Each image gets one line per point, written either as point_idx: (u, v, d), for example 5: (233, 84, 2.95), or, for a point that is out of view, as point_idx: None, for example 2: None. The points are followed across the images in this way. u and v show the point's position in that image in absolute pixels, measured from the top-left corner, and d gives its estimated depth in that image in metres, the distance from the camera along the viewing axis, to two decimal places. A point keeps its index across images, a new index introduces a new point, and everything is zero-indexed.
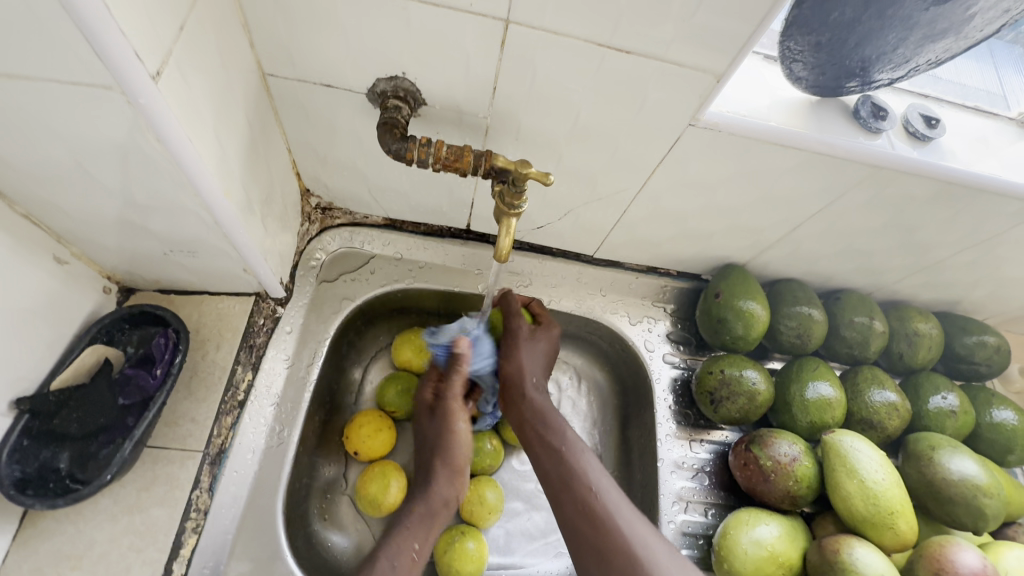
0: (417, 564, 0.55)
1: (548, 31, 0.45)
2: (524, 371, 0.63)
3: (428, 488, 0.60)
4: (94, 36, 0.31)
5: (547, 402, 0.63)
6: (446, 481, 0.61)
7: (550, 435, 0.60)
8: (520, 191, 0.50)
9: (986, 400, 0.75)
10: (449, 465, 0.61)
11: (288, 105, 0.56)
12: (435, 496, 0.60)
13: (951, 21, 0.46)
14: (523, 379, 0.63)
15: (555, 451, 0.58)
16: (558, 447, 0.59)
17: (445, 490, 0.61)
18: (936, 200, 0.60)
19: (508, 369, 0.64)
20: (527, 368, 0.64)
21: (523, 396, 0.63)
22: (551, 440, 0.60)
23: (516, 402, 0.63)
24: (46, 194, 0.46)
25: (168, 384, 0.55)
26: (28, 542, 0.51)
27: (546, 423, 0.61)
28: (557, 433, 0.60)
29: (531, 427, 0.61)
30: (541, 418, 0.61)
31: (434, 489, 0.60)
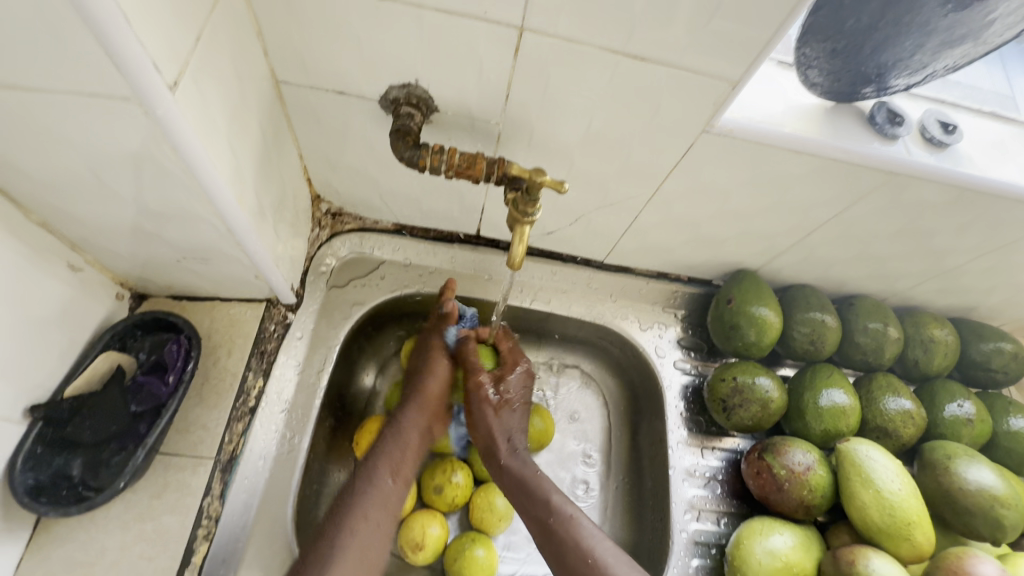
0: (398, 484, 0.57)
1: (562, 38, 0.45)
2: (484, 403, 0.61)
3: (402, 421, 0.61)
4: (113, 48, 0.31)
5: (526, 464, 0.61)
6: (417, 412, 0.62)
7: (536, 502, 0.57)
8: (534, 199, 0.49)
9: (1002, 408, 0.74)
10: (421, 399, 0.62)
11: (300, 112, 0.56)
12: (406, 429, 0.61)
13: (969, 27, 0.46)
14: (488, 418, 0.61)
15: (543, 522, 0.56)
16: (544, 514, 0.56)
17: (416, 423, 0.61)
18: (954, 206, 0.59)
19: (490, 452, 0.61)
20: (500, 433, 0.61)
21: (502, 466, 0.61)
22: (535, 509, 0.57)
23: (502, 476, 0.61)
24: (60, 203, 0.46)
25: (180, 393, 0.55)
26: (41, 549, 0.51)
27: (528, 491, 0.58)
28: (539, 501, 0.57)
29: (517, 497, 0.59)
30: (524, 488, 0.59)
31: (405, 423, 0.61)
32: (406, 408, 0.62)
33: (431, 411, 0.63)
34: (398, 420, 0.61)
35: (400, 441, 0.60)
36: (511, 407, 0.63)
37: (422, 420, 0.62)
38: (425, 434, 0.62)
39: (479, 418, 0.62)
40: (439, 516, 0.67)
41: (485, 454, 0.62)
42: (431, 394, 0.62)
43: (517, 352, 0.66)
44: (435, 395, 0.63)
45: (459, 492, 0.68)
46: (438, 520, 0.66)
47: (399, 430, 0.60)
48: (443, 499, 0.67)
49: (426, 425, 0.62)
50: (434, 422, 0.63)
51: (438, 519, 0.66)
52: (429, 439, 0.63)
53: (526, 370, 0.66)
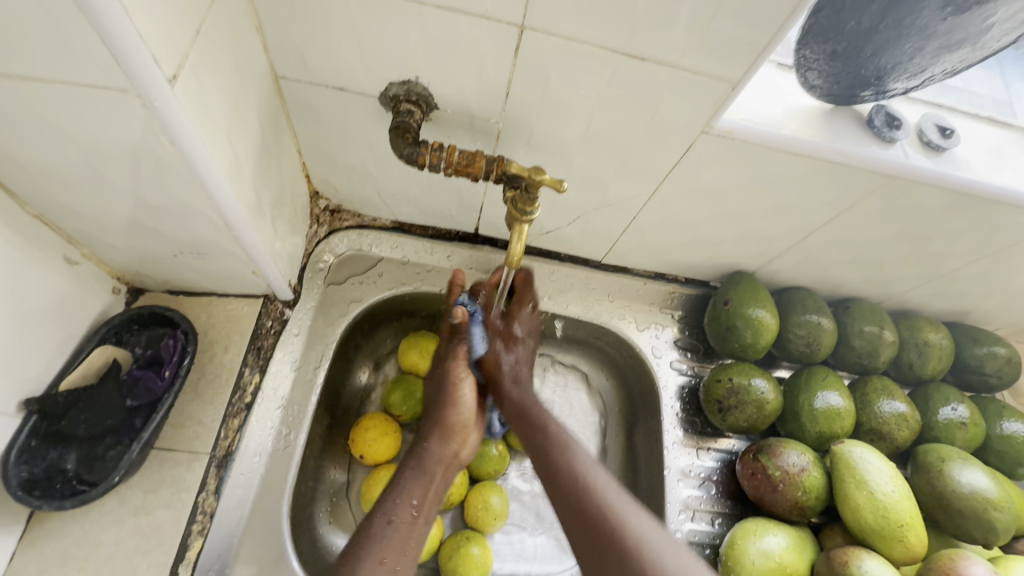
0: (419, 520, 0.53)
1: (562, 37, 0.45)
2: (489, 358, 0.63)
3: (428, 454, 0.58)
4: (112, 40, 0.31)
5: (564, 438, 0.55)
6: (440, 442, 0.59)
7: (568, 481, 0.51)
8: (533, 198, 0.49)
9: (996, 412, 0.74)
10: (445, 427, 0.60)
11: (299, 107, 0.56)
12: (432, 462, 0.58)
13: (968, 31, 0.46)
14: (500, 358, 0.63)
15: (572, 488, 0.50)
16: (578, 489, 0.50)
17: (442, 453, 0.59)
18: (950, 210, 0.59)
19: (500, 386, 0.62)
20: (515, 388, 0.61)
21: (533, 434, 0.57)
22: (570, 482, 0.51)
23: (532, 441, 0.57)
24: (58, 196, 0.46)
25: (176, 386, 0.55)
26: (35, 543, 0.51)
27: (566, 459, 0.53)
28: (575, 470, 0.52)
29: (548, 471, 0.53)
30: (557, 461, 0.53)
31: (432, 453, 0.58)
32: (432, 440, 0.59)
33: (457, 438, 0.61)
34: (425, 453, 0.58)
35: (424, 470, 0.56)
36: (524, 375, 0.62)
37: (448, 449, 0.59)
38: (452, 461, 0.60)
39: (497, 389, 0.62)
40: (434, 514, 0.67)
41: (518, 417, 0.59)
42: (456, 424, 0.61)
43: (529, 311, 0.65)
44: (461, 423, 0.61)
45: (454, 490, 0.68)
46: (433, 518, 0.66)
47: (423, 458, 0.58)
48: None
49: (451, 453, 0.60)
50: (460, 450, 0.61)
51: (432, 517, 0.66)
52: (455, 465, 0.60)
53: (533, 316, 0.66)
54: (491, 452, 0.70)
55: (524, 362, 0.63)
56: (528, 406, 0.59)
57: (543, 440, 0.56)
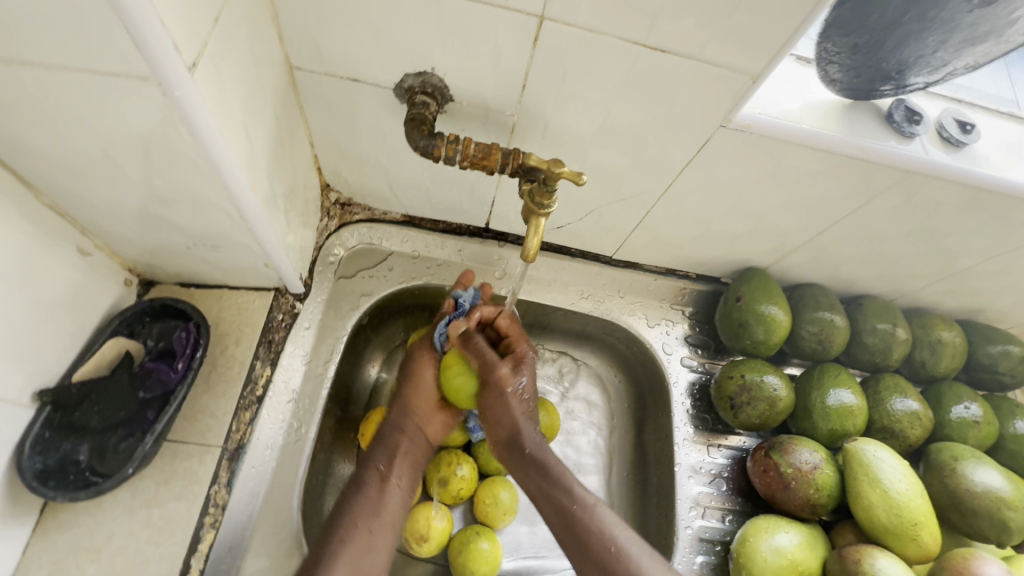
0: (388, 486, 0.59)
1: (581, 28, 0.44)
2: (507, 394, 0.58)
3: (391, 426, 0.62)
4: (134, 27, 0.31)
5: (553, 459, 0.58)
6: (405, 416, 0.63)
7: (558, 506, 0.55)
8: (551, 190, 0.49)
9: (1009, 411, 0.74)
10: (411, 398, 0.63)
11: (312, 99, 0.55)
12: (394, 430, 0.62)
13: (993, 24, 0.45)
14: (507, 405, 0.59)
15: (571, 523, 0.53)
16: (566, 507, 0.54)
17: (408, 423, 0.63)
18: (968, 206, 0.59)
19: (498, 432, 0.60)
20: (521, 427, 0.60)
21: (527, 454, 0.59)
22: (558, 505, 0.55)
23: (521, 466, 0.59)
24: (73, 186, 0.46)
25: (189, 379, 0.55)
26: (48, 533, 0.51)
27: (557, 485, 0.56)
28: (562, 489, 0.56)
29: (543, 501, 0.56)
30: (552, 486, 0.56)
31: (393, 426, 0.62)
32: (394, 411, 0.63)
33: (421, 411, 0.64)
34: (388, 428, 0.63)
35: (389, 446, 0.61)
36: (526, 401, 0.60)
37: (410, 421, 0.63)
38: (418, 438, 0.63)
39: (501, 410, 0.59)
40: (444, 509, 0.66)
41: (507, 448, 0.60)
42: (419, 399, 0.63)
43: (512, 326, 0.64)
44: (422, 396, 0.63)
45: (464, 485, 0.68)
46: (443, 513, 0.66)
47: (387, 431, 0.62)
48: (449, 491, 0.67)
49: (415, 426, 0.63)
50: (427, 422, 0.64)
51: (443, 512, 0.66)
52: (422, 439, 0.64)
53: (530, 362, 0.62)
54: None
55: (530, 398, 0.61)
56: (519, 439, 0.60)
57: (534, 461, 0.58)
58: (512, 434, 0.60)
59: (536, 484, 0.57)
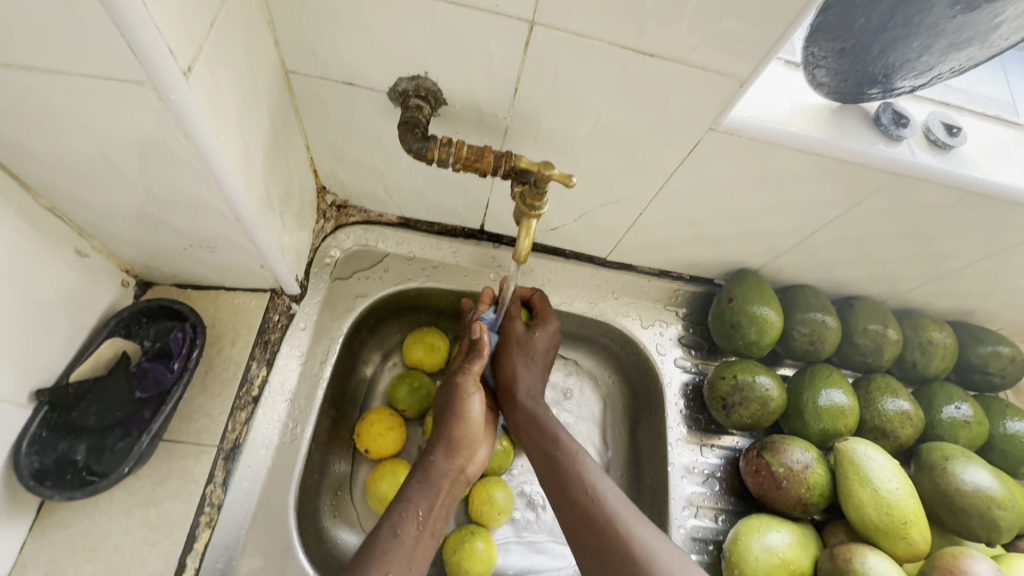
0: (424, 532, 0.52)
1: (572, 33, 0.45)
2: (519, 347, 0.64)
3: (437, 467, 0.57)
4: (129, 33, 0.31)
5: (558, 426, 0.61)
6: (446, 456, 0.58)
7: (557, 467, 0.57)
8: (542, 192, 0.50)
9: (999, 411, 0.74)
10: (450, 438, 0.59)
11: (308, 102, 0.56)
12: (438, 474, 0.57)
13: (977, 29, 0.46)
14: (519, 374, 0.64)
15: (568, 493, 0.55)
16: (571, 475, 0.56)
17: (447, 467, 0.58)
18: (956, 208, 0.59)
19: (511, 395, 0.64)
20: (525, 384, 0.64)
21: (535, 441, 0.60)
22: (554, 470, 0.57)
23: (532, 427, 0.61)
24: (71, 189, 0.46)
25: (185, 379, 0.55)
26: (45, 532, 0.51)
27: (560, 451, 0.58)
28: (568, 459, 0.57)
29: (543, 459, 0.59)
30: (559, 468, 0.57)
31: (437, 466, 0.57)
32: (438, 454, 0.58)
33: (464, 454, 0.59)
34: (430, 465, 0.57)
35: (429, 476, 0.56)
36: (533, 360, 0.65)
37: (454, 464, 0.58)
38: (456, 476, 0.58)
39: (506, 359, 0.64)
40: None
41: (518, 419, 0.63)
42: (463, 435, 0.59)
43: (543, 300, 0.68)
44: (465, 433, 0.59)
45: None
46: None
47: (428, 471, 0.57)
48: None
49: (459, 468, 0.58)
50: (469, 463, 0.60)
51: None
52: (461, 477, 0.59)
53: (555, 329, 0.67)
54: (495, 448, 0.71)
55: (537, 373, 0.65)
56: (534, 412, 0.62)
57: (546, 437, 0.60)
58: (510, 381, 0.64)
59: (545, 470, 0.58)
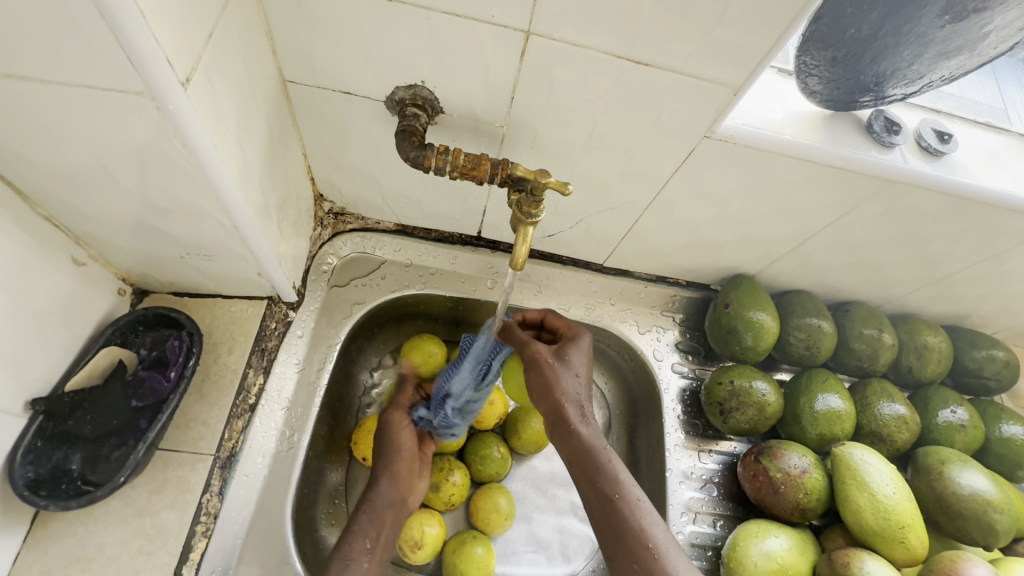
0: (374, 557, 0.55)
1: (567, 43, 0.45)
2: (548, 362, 0.59)
3: (377, 493, 0.60)
4: (128, 43, 0.32)
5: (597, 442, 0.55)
6: (390, 484, 0.60)
7: (598, 482, 0.53)
8: (538, 200, 0.50)
9: (994, 414, 0.75)
10: (393, 464, 0.62)
11: (306, 111, 0.56)
12: (381, 501, 0.59)
13: (965, 38, 0.47)
14: (563, 385, 0.57)
15: (600, 491, 0.52)
16: (609, 490, 0.52)
17: (389, 491, 0.60)
18: (949, 214, 0.60)
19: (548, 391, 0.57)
20: (571, 403, 0.56)
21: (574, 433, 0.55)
22: (594, 486, 0.53)
23: (569, 448, 0.55)
24: (70, 198, 0.46)
25: (182, 387, 0.55)
26: (39, 543, 0.51)
27: (599, 468, 0.53)
28: (607, 476, 0.53)
29: (580, 473, 0.54)
30: (596, 469, 0.53)
31: (377, 492, 0.60)
32: (383, 480, 0.60)
33: (404, 481, 0.62)
34: (372, 495, 0.60)
35: (374, 511, 0.58)
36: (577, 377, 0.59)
37: (397, 491, 0.61)
38: (399, 505, 0.61)
39: (546, 381, 0.58)
40: (437, 516, 0.67)
41: (557, 424, 0.57)
42: (403, 467, 0.62)
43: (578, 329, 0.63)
44: (405, 461, 0.63)
45: (456, 491, 0.68)
46: (435, 519, 0.66)
47: (372, 499, 0.59)
48: (440, 497, 0.67)
49: (398, 496, 0.61)
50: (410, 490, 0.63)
51: (436, 518, 0.66)
52: (402, 509, 0.61)
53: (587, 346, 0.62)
54: (493, 455, 0.71)
55: (585, 380, 0.59)
56: (568, 422, 0.56)
57: (581, 443, 0.55)
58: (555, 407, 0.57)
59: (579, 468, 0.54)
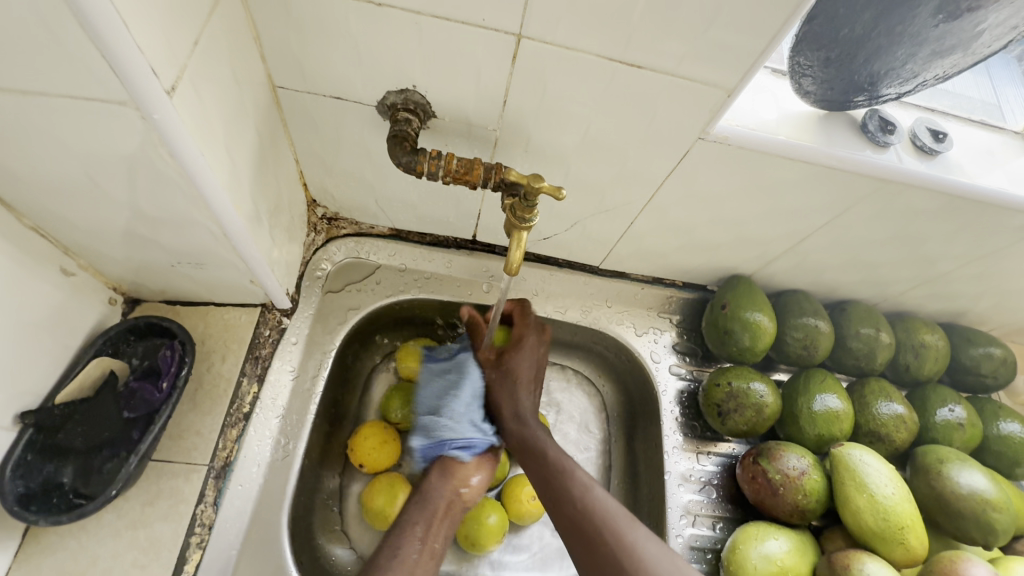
0: (426, 552, 0.53)
1: (559, 46, 0.45)
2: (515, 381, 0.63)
3: (430, 486, 0.58)
4: (110, 52, 0.31)
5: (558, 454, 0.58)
6: (443, 475, 0.59)
7: (575, 517, 0.52)
8: (532, 206, 0.50)
9: (993, 412, 0.75)
10: (449, 460, 0.60)
11: (296, 117, 0.56)
12: (434, 494, 0.58)
13: (959, 37, 0.47)
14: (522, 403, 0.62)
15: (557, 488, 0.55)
16: (579, 517, 0.52)
17: (445, 489, 0.59)
18: (945, 212, 0.60)
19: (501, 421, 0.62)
20: (526, 404, 0.62)
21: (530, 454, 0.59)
22: (567, 505, 0.53)
23: (534, 470, 0.57)
24: (57, 209, 0.46)
25: (174, 398, 0.54)
26: (31, 558, 0.50)
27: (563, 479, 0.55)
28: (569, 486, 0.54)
29: (546, 490, 0.56)
30: (553, 481, 0.55)
31: (435, 488, 0.58)
32: (435, 474, 0.59)
33: (458, 474, 0.60)
34: (427, 488, 0.58)
35: (426, 502, 0.57)
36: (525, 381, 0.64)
37: (449, 485, 0.59)
38: (455, 498, 0.59)
39: (507, 396, 0.63)
40: None
41: (523, 448, 0.60)
42: (457, 466, 0.60)
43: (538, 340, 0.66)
44: (465, 465, 0.61)
45: None
46: None
47: (424, 493, 0.58)
48: None
49: (454, 489, 0.59)
50: (465, 484, 0.60)
51: None
52: (459, 502, 0.59)
53: (540, 341, 0.67)
54: None
55: (529, 395, 0.64)
56: (534, 443, 0.59)
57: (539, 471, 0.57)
58: (512, 425, 0.62)
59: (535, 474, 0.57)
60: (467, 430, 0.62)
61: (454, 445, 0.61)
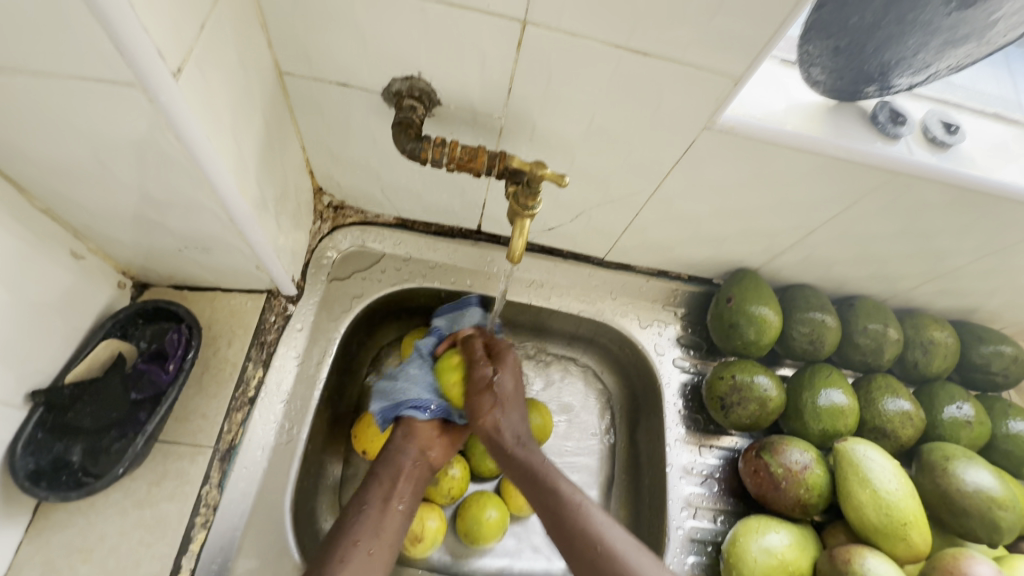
0: (390, 505, 0.56)
1: (564, 32, 0.45)
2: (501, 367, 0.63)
3: (393, 449, 0.60)
4: (117, 33, 0.31)
5: (582, 500, 0.53)
6: (406, 440, 0.61)
7: (571, 530, 0.50)
8: (535, 192, 0.50)
9: (1002, 411, 0.74)
10: (409, 424, 0.62)
11: (303, 104, 0.56)
12: (399, 454, 0.60)
13: (973, 26, 0.46)
14: (505, 378, 0.62)
15: (540, 486, 0.55)
16: (563, 513, 0.52)
17: (410, 449, 0.61)
18: (956, 206, 0.59)
19: (499, 448, 0.60)
20: (503, 428, 0.60)
21: (507, 454, 0.59)
22: (580, 542, 0.49)
23: (512, 468, 0.58)
24: (67, 192, 0.47)
25: (181, 380, 0.55)
26: (41, 533, 0.52)
27: (547, 484, 0.54)
28: (550, 489, 0.54)
29: (551, 525, 0.52)
30: (537, 484, 0.55)
31: (399, 449, 0.60)
32: (398, 435, 0.61)
33: (427, 435, 0.62)
34: (393, 450, 0.60)
35: (392, 463, 0.59)
36: (505, 403, 0.61)
37: (415, 446, 0.61)
38: (421, 461, 0.61)
39: (474, 399, 0.61)
40: (437, 509, 0.66)
41: (543, 508, 0.53)
42: (422, 429, 0.62)
43: (507, 351, 0.64)
44: (428, 428, 0.62)
45: (455, 485, 0.67)
46: (435, 512, 0.65)
47: (390, 454, 0.60)
48: (439, 491, 0.66)
49: (421, 448, 0.61)
50: (431, 447, 0.62)
51: (436, 512, 0.65)
52: (426, 464, 0.61)
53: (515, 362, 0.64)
54: (493, 449, 0.70)
55: (520, 420, 0.62)
56: (531, 467, 0.57)
57: (521, 465, 0.57)
58: (492, 433, 0.60)
59: (528, 494, 0.55)
60: (422, 393, 0.63)
61: (409, 404, 0.62)
